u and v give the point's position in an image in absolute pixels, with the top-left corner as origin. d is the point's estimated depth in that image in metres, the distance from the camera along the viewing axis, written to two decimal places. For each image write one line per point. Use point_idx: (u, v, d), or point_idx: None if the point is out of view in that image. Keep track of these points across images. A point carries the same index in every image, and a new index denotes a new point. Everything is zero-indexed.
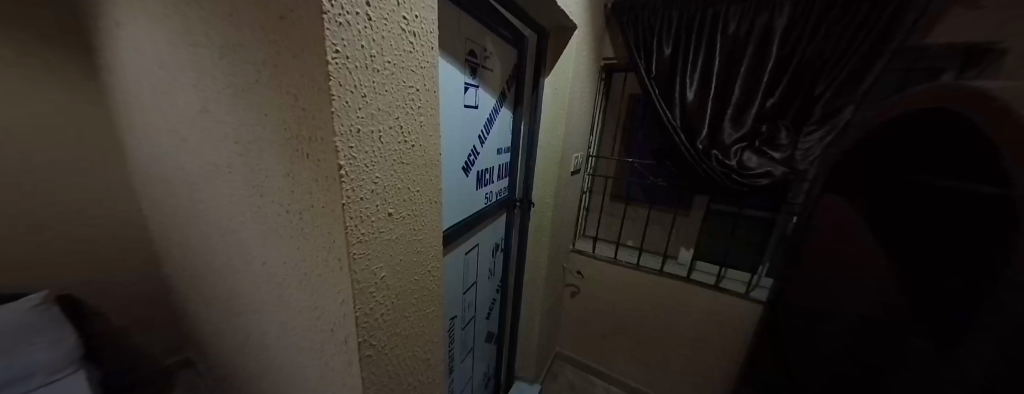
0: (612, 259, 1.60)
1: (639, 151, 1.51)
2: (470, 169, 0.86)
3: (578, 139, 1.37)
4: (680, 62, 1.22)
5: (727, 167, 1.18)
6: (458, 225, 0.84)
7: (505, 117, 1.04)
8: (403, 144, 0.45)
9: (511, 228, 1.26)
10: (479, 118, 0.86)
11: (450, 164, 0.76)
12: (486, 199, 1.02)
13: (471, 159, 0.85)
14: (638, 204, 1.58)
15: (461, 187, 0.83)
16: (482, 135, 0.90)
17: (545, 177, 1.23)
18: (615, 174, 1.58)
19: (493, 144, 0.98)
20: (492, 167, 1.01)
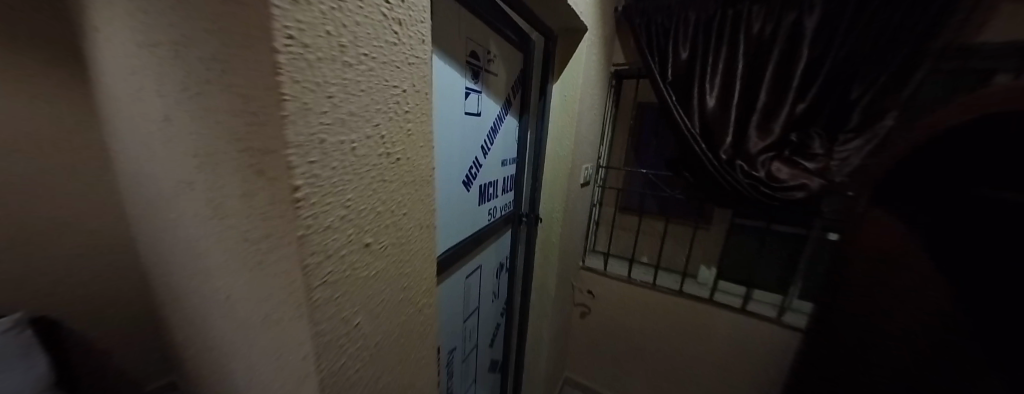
0: (623, 278, 1.49)
1: (652, 161, 1.41)
2: (471, 183, 0.77)
3: (589, 149, 1.28)
4: (698, 65, 1.13)
5: (754, 179, 1.08)
6: (456, 247, 0.74)
7: (510, 126, 0.95)
8: (385, 157, 0.36)
9: (516, 245, 1.15)
10: (479, 127, 0.77)
11: (447, 179, 0.67)
12: (489, 215, 0.92)
13: (471, 173, 0.76)
14: (652, 218, 1.47)
15: (460, 204, 0.73)
16: (484, 145, 0.81)
17: (553, 191, 1.13)
18: (626, 186, 1.48)
19: (495, 156, 0.89)
20: (495, 181, 0.92)
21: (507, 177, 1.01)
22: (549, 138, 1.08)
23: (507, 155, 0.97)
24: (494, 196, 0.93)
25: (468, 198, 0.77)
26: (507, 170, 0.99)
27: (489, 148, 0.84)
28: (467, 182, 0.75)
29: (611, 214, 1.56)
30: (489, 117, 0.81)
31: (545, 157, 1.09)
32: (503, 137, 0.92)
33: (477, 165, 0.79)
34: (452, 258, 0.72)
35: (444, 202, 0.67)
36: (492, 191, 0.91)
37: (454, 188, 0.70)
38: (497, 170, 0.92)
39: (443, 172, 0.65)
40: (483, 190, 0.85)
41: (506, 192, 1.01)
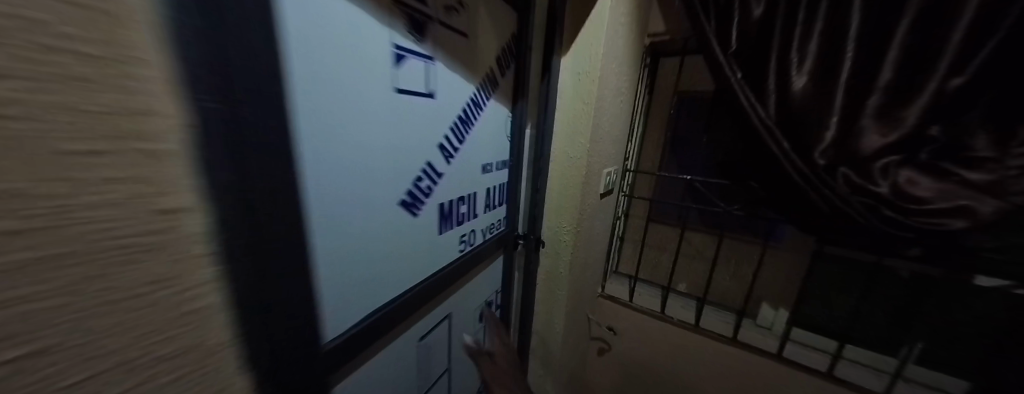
0: (655, 312, 1.16)
1: (697, 164, 1.06)
2: (417, 205, 0.51)
3: (613, 148, 0.93)
4: (779, 26, 0.76)
5: (869, 196, 0.73)
6: (392, 304, 0.49)
7: (494, 118, 0.67)
8: (3, 191, 0.14)
9: (509, 276, 0.88)
10: (429, 117, 0.49)
11: (359, 203, 0.40)
12: (462, 245, 0.66)
13: (414, 190, 0.49)
14: (697, 235, 1.13)
15: (394, 239, 0.47)
16: (445, 146, 0.54)
17: (559, 208, 0.83)
18: (660, 195, 1.15)
19: (467, 161, 0.61)
20: (469, 197, 0.64)
21: (491, 190, 0.73)
22: (554, 134, 0.79)
23: (490, 159, 0.69)
24: (470, 217, 0.66)
25: (412, 228, 0.51)
26: (490, 180, 0.71)
27: (454, 151, 0.57)
28: (409, 204, 0.49)
29: (636, 227, 1.23)
30: (449, 101, 0.53)
31: (546, 160, 0.79)
32: (481, 133, 0.63)
33: (428, 178, 0.52)
34: (382, 326, 0.47)
35: (354, 242, 0.41)
36: (465, 211, 0.64)
37: (379, 216, 0.44)
38: (473, 180, 0.64)
39: (347, 194, 0.38)
40: (444, 212, 0.58)
41: (491, 208, 0.74)
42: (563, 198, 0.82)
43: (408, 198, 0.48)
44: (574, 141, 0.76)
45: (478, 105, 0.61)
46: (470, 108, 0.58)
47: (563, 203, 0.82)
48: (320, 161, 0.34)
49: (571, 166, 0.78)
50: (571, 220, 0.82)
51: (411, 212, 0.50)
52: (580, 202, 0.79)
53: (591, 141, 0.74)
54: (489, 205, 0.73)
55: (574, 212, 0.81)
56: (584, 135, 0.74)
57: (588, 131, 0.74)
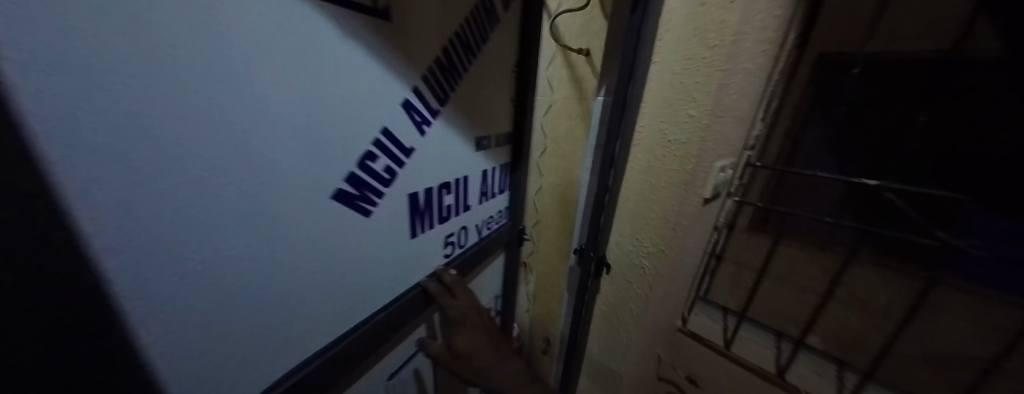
0: (764, 373, 0.78)
1: (881, 162, 0.63)
2: (368, 196, 0.32)
3: (737, 130, 0.59)
4: None
5: None
6: (345, 335, 0.34)
7: (491, 74, 0.49)
8: None
9: (512, 280, 0.74)
10: (383, 55, 0.30)
11: (221, 197, 0.21)
12: (447, 248, 0.50)
13: (358, 174, 0.31)
14: (866, 272, 0.69)
15: (322, 253, 0.30)
16: (411, 108, 0.35)
17: (636, 221, 0.56)
18: (799, 205, 0.76)
19: (449, 133, 0.43)
20: (451, 184, 0.46)
21: (485, 173, 0.55)
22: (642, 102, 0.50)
23: (487, 131, 0.52)
24: (456, 211, 0.50)
25: (361, 232, 0.33)
26: (487, 159, 0.54)
27: (432, 115, 0.39)
28: (352, 202, 0.31)
29: (748, 247, 0.85)
30: (419, 33, 0.34)
31: (620, 144, 0.52)
32: (472, 92, 0.45)
33: (385, 155, 0.33)
34: (335, 368, 0.33)
35: (227, 266, 0.23)
36: (450, 203, 0.47)
37: (282, 219, 0.25)
38: (461, 160, 0.47)
39: (182, 177, 0.19)
40: (418, 207, 0.41)
41: (490, 199, 0.58)
42: (647, 208, 0.53)
43: (343, 189, 0.30)
44: (670, 116, 0.47)
45: (469, 49, 0.43)
46: (455, 52, 0.40)
47: (641, 213, 0.54)
48: (79, 95, 0.15)
49: (661, 157, 0.50)
50: (652, 239, 0.53)
51: (355, 210, 0.32)
52: (675, 219, 0.50)
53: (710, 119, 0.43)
54: (484, 193, 0.56)
55: (652, 229, 0.53)
56: (692, 105, 0.44)
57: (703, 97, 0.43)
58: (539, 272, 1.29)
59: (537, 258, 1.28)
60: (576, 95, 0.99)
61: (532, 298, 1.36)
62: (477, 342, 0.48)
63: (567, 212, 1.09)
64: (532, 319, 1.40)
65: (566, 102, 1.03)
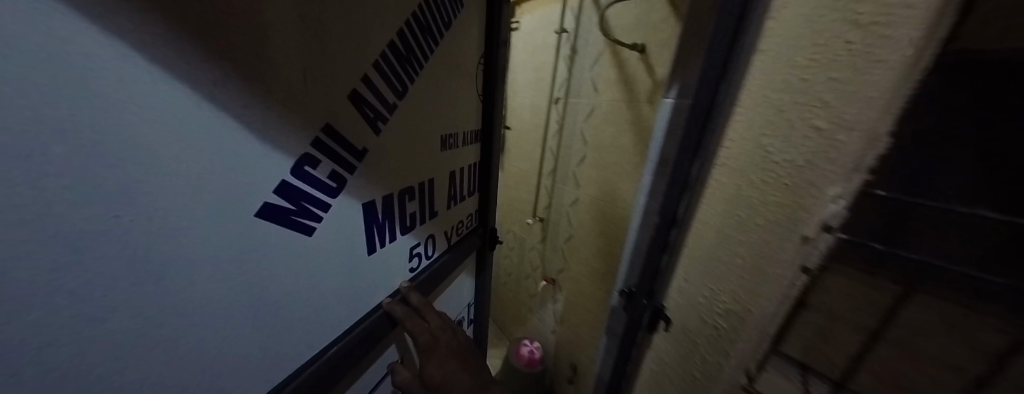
0: None
1: None
2: (309, 207, 0.31)
3: None
4: None
5: None
6: (299, 373, 0.36)
7: (455, 71, 0.50)
8: None
9: (483, 283, 0.79)
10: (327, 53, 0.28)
11: (133, 240, 0.20)
12: (413, 260, 0.53)
13: (293, 186, 0.29)
14: None
15: (264, 276, 0.29)
16: (363, 110, 0.34)
17: (711, 268, 0.39)
18: None
19: (406, 133, 0.42)
20: (416, 196, 0.49)
21: (450, 176, 0.57)
22: (738, 100, 0.34)
23: (451, 129, 0.53)
24: (421, 219, 0.52)
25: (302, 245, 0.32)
26: (450, 157, 0.55)
27: (388, 111, 0.38)
28: (288, 216, 0.30)
29: None
30: (373, 28, 0.33)
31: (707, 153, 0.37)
32: (434, 89, 0.45)
33: (329, 160, 0.32)
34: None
35: (136, 308, 0.21)
36: (412, 212, 0.49)
37: (217, 247, 0.24)
38: (423, 161, 0.48)
39: (73, 227, 0.17)
40: (375, 213, 0.41)
41: (456, 201, 0.62)
42: (730, 258, 0.36)
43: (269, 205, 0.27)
44: (776, 124, 0.30)
45: (428, 30, 0.41)
46: (418, 46, 0.40)
47: (721, 256, 0.37)
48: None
49: (758, 183, 0.33)
50: (735, 296, 0.36)
51: (296, 220, 0.31)
52: (773, 279, 0.32)
53: (880, 140, 0.23)
54: (451, 197, 0.59)
55: (734, 283, 0.36)
56: (819, 107, 0.27)
57: (838, 97, 0.25)
58: (569, 294, 1.17)
59: (568, 277, 1.16)
60: (626, 98, 0.86)
61: (560, 319, 1.24)
62: (449, 369, 0.47)
63: (607, 231, 0.96)
64: (558, 343, 1.29)
65: (613, 105, 0.90)
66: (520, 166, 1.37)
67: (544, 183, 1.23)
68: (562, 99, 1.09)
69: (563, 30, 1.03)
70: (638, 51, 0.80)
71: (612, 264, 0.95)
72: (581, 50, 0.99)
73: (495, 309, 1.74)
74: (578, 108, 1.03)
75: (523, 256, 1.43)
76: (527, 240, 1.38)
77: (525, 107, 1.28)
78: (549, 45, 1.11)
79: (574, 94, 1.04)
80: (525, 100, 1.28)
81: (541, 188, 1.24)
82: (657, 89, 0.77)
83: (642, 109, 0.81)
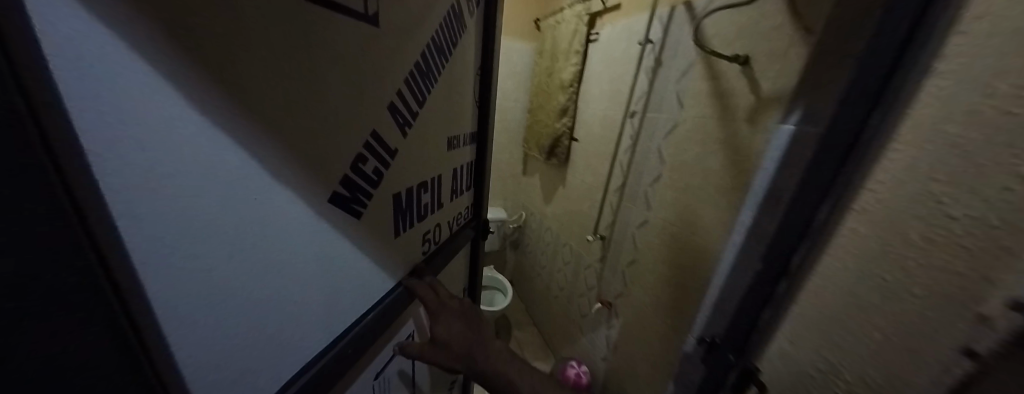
0: None
1: None
2: (359, 198, 0.32)
3: None
4: None
5: None
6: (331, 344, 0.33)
7: (461, 84, 0.49)
8: None
9: (478, 266, 0.70)
10: (357, 74, 0.29)
11: (235, 270, 0.22)
12: (425, 245, 0.49)
13: (350, 177, 0.30)
14: None
15: (322, 283, 0.31)
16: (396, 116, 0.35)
17: (829, 337, 0.31)
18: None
19: (423, 129, 0.41)
20: (430, 186, 0.47)
21: (455, 174, 0.53)
22: (897, 131, 0.26)
23: (456, 128, 0.51)
24: (432, 209, 0.49)
25: (340, 246, 0.32)
26: (455, 155, 0.52)
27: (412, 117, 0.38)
28: (347, 200, 0.31)
29: None
30: (393, 54, 0.33)
31: (842, 193, 0.30)
32: (443, 88, 0.44)
33: (372, 157, 0.33)
34: (321, 386, 0.31)
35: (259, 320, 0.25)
36: (427, 202, 0.46)
37: (287, 265, 0.27)
38: (437, 156, 0.46)
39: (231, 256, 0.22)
40: (400, 205, 0.40)
41: (460, 194, 0.58)
42: (857, 330, 0.29)
43: (333, 198, 0.29)
44: (953, 169, 0.23)
45: (440, 52, 0.42)
46: (430, 55, 0.39)
47: (847, 325, 0.30)
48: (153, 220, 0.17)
49: (918, 242, 0.25)
50: (867, 381, 0.28)
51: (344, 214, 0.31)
52: (933, 371, 0.24)
53: None
54: (455, 192, 0.55)
55: (863, 365, 0.29)
56: None
57: None
58: (626, 322, 1.08)
59: (628, 303, 1.08)
60: (718, 115, 0.77)
61: (613, 346, 1.16)
62: (456, 330, 0.46)
63: (680, 260, 0.86)
64: (608, 371, 1.20)
65: (701, 123, 0.81)
66: (584, 179, 1.33)
67: (609, 200, 1.17)
68: (639, 113, 1.03)
69: (648, 40, 0.97)
70: (740, 62, 0.71)
71: (683, 299, 0.85)
72: (667, 61, 0.92)
73: (544, 321, 1.71)
74: (657, 124, 0.96)
75: (578, 272, 1.38)
76: (585, 256, 1.33)
77: (596, 120, 1.25)
78: (631, 56, 1.07)
79: (655, 109, 0.97)
80: (597, 113, 1.24)
81: (605, 205, 1.18)
82: (760, 107, 0.67)
83: (739, 128, 0.71)
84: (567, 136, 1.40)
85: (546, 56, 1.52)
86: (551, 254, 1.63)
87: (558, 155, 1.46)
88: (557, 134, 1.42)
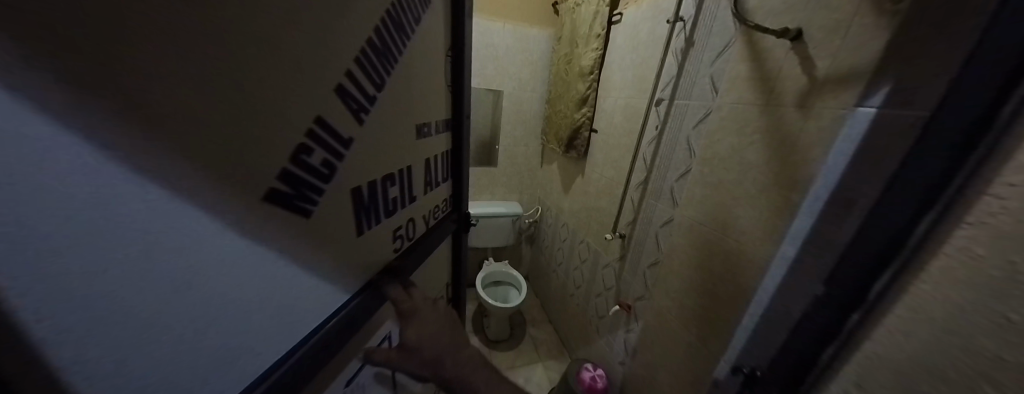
0: None
1: None
2: (309, 196, 0.26)
3: None
4: None
5: None
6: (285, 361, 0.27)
7: (428, 64, 0.41)
8: None
9: (461, 261, 0.65)
10: (316, 66, 0.24)
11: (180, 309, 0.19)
12: (395, 242, 0.42)
13: (293, 173, 0.24)
14: None
15: (295, 306, 0.28)
16: (349, 101, 0.28)
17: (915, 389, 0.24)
18: None
19: (388, 112, 0.34)
20: (403, 177, 0.40)
21: (428, 165, 0.46)
22: None
23: (427, 112, 0.43)
24: (404, 203, 0.42)
25: (298, 263, 0.27)
26: (428, 143, 0.45)
27: (372, 104, 0.31)
28: (292, 199, 0.24)
29: None
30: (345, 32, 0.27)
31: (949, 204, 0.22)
32: (411, 65, 0.37)
33: (325, 148, 0.26)
34: None
35: (220, 359, 0.22)
36: (396, 196, 0.39)
37: (244, 293, 0.23)
38: (407, 146, 0.39)
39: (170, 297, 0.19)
40: (363, 202, 0.33)
41: (434, 187, 0.50)
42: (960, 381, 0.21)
43: (269, 199, 0.22)
44: None
45: (403, 29, 0.34)
46: (387, 31, 0.31)
47: (946, 376, 0.22)
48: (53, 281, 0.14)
49: None
50: None
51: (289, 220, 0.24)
52: None
53: None
54: (430, 184, 0.48)
55: None
56: None
57: None
58: (647, 327, 1.01)
59: (649, 307, 1.00)
60: (760, 101, 0.66)
61: (632, 352, 1.09)
62: (430, 334, 0.40)
63: (709, 264, 0.78)
64: (626, 377, 1.13)
65: (738, 110, 0.71)
66: (604, 173, 1.25)
67: (631, 195, 1.08)
68: (666, 100, 0.93)
69: (678, 18, 0.86)
70: (791, 37, 0.60)
71: (713, 307, 0.77)
72: (700, 41, 0.82)
73: (559, 318, 1.67)
74: (687, 112, 0.86)
75: (596, 271, 1.32)
76: (604, 255, 1.26)
77: (619, 109, 1.16)
78: (658, 38, 0.96)
79: (685, 96, 0.87)
80: (620, 101, 1.15)
81: (627, 201, 1.10)
82: (814, 91, 0.57)
83: (786, 117, 0.61)
84: (586, 127, 1.32)
85: (564, 41, 1.43)
86: (568, 250, 1.56)
87: (576, 147, 1.38)
88: (575, 125, 1.34)
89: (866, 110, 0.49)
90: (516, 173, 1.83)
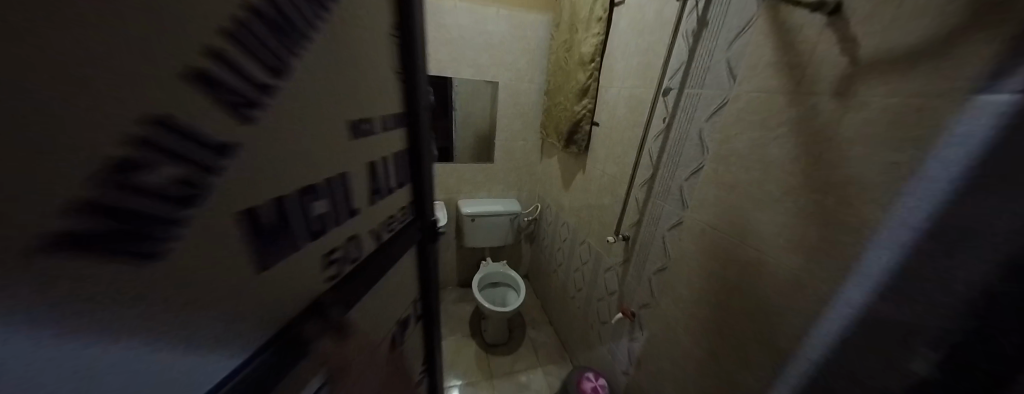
0: None
1: None
2: (155, 234, 0.18)
3: None
4: None
5: None
6: None
7: (364, 44, 0.33)
8: None
9: (429, 273, 0.58)
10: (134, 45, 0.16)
11: None
12: (333, 269, 0.33)
13: (121, 208, 0.16)
14: None
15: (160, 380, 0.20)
16: (216, 95, 0.20)
17: None
18: None
19: (298, 104, 0.26)
20: (333, 189, 0.32)
21: (375, 169, 0.38)
22: None
23: (368, 104, 0.35)
24: (340, 219, 0.33)
25: (146, 325, 0.19)
26: (373, 142, 0.37)
27: (263, 96, 0.23)
28: (129, 245, 0.16)
29: None
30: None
31: None
32: (334, 43, 0.29)
33: (179, 164, 0.18)
34: None
35: None
36: (324, 212, 0.31)
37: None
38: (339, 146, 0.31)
39: None
40: (265, 226, 0.25)
41: (388, 194, 0.42)
42: None
43: (76, 252, 0.14)
44: None
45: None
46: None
47: None
48: None
49: None
50: None
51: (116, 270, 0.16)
52: None
53: None
54: (381, 192, 0.40)
55: None
56: None
57: None
58: (651, 337, 0.93)
59: (654, 316, 0.92)
60: (787, 89, 0.57)
61: (636, 362, 1.02)
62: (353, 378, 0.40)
63: (723, 274, 0.70)
64: (629, 388, 1.06)
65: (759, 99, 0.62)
66: (606, 170, 1.16)
67: (635, 195, 1.00)
68: (675, 90, 0.83)
69: None
70: (828, 12, 0.51)
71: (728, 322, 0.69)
72: (715, 21, 0.72)
73: (560, 321, 1.60)
74: (698, 103, 0.77)
75: (597, 274, 1.24)
76: (605, 258, 1.18)
77: (622, 99, 1.06)
78: (666, 19, 0.86)
79: (696, 84, 0.77)
80: (623, 91, 1.05)
81: (631, 201, 1.02)
82: (856, 75, 0.48)
83: (820, 106, 0.52)
84: (587, 120, 1.22)
85: (563, 27, 1.32)
86: (568, 251, 1.49)
87: (576, 142, 1.29)
88: (575, 118, 1.25)
89: (996, 98, 0.36)
90: (514, 169, 1.74)
